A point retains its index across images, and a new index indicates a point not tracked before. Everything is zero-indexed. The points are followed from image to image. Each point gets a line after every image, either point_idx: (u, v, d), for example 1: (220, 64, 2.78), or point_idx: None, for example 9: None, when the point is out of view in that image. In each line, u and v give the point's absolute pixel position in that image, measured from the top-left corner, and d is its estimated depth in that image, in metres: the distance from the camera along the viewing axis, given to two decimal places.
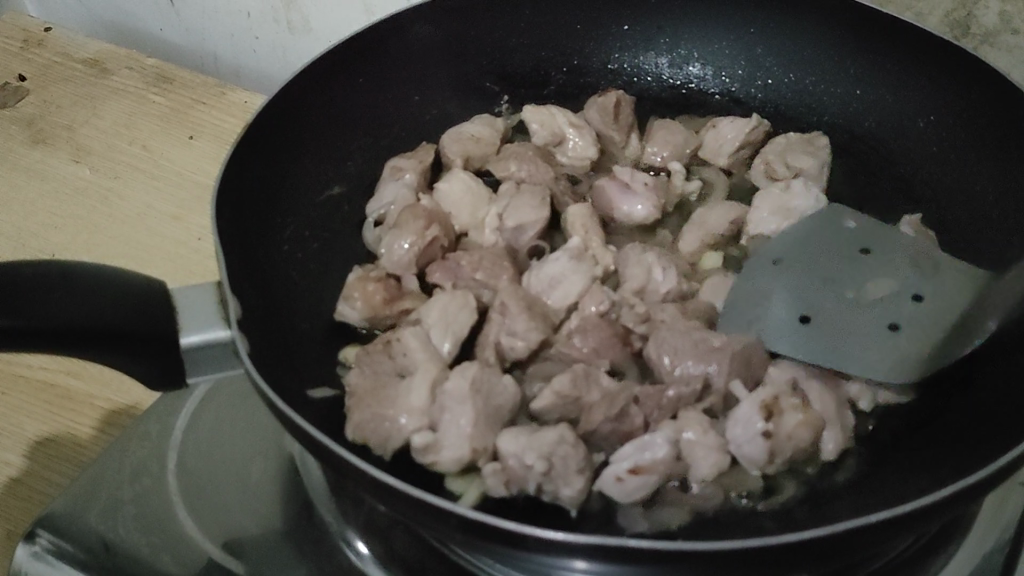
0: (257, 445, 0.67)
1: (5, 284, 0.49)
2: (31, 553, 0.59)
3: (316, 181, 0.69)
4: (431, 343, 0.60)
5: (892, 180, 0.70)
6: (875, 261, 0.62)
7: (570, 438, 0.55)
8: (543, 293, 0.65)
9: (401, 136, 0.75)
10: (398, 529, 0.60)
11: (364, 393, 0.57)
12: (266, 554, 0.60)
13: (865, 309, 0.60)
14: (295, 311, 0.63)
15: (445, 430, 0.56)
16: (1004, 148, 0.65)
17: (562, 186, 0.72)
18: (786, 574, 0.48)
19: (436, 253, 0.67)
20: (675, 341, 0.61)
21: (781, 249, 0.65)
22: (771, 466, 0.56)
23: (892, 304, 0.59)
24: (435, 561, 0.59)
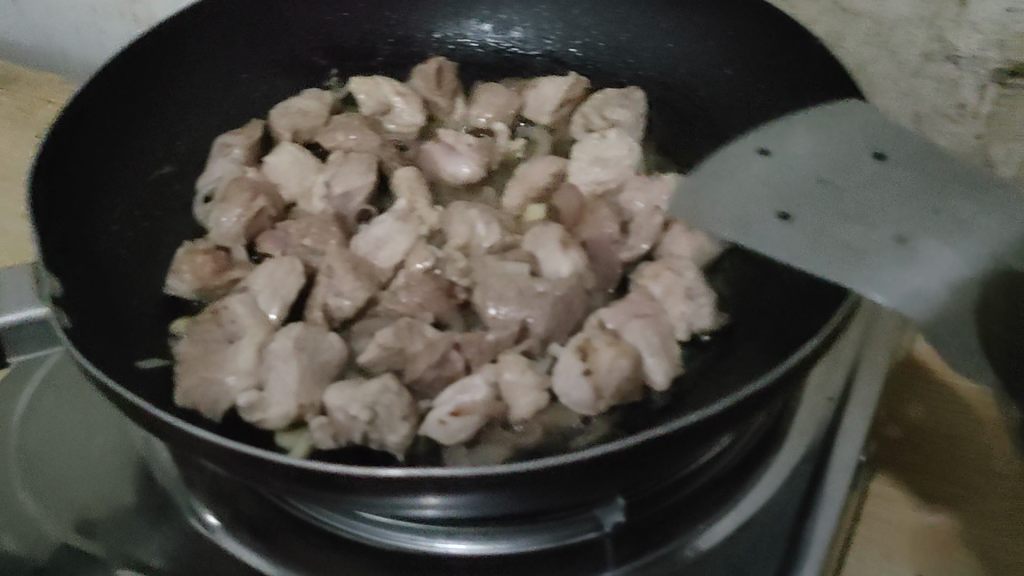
0: (100, 422, 0.68)
1: None
2: None
3: (144, 162, 0.70)
4: (259, 309, 0.62)
5: (702, 126, 0.75)
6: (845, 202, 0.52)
7: (394, 387, 0.58)
8: (369, 253, 0.67)
9: (231, 115, 0.76)
10: (245, 497, 0.63)
11: (192, 359, 0.59)
12: (113, 527, 0.61)
13: (842, 220, 0.51)
14: (125, 287, 0.64)
15: (272, 388, 0.58)
16: (796, 95, 0.69)
17: (390, 151, 0.74)
18: (595, 489, 0.51)
19: (265, 223, 0.69)
20: (499, 289, 0.62)
21: (880, 157, 0.54)
22: (602, 404, 0.58)
23: (878, 239, 0.49)
24: (279, 519, 0.62)
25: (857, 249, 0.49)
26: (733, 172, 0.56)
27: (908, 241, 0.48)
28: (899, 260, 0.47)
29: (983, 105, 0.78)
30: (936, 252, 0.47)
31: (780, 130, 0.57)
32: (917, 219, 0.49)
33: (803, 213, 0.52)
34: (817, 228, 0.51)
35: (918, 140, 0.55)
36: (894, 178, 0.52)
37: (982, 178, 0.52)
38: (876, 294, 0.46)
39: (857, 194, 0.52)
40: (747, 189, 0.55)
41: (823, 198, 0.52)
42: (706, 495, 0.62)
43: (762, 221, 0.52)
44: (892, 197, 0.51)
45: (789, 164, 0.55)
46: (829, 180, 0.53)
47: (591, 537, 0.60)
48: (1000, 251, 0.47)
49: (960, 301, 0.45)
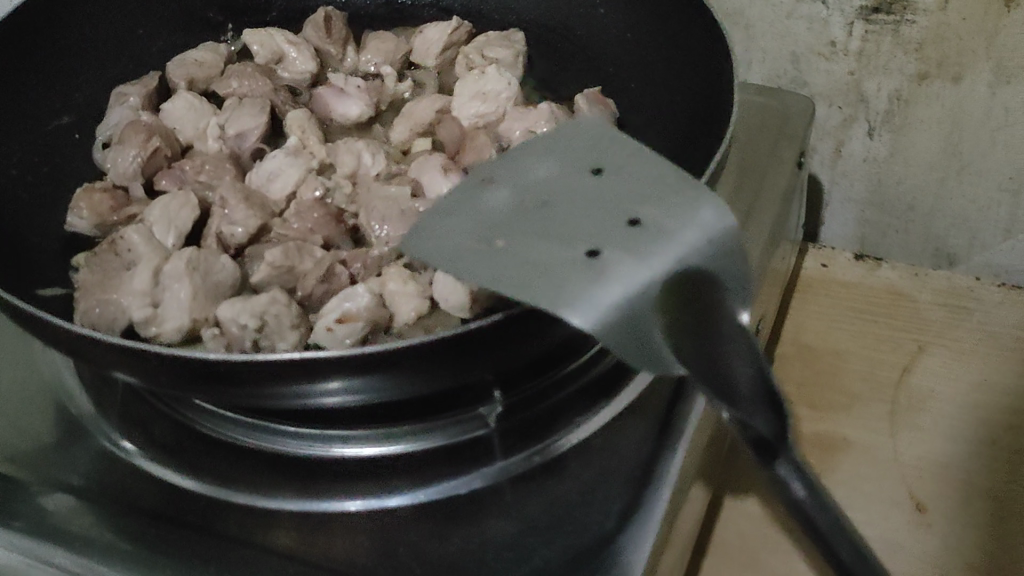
0: (11, 358, 0.71)
1: None
2: None
3: (44, 112, 0.73)
4: (155, 238, 0.65)
5: (580, 62, 0.79)
6: (535, 223, 0.47)
7: (282, 298, 0.61)
8: (262, 187, 0.70)
9: (130, 68, 0.80)
10: (158, 422, 0.67)
11: (90, 284, 0.62)
12: (24, 453, 0.65)
13: (532, 247, 0.45)
14: (26, 226, 0.67)
15: (167, 305, 0.61)
16: (663, 35, 0.74)
17: (282, 96, 0.78)
18: (467, 372, 0.57)
19: (161, 163, 0.72)
20: (383, 210, 0.66)
21: (542, 189, 0.49)
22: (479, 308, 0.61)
23: (530, 234, 0.46)
24: (190, 440, 0.66)
25: (547, 272, 0.44)
26: (465, 202, 0.49)
27: (598, 254, 0.44)
28: (587, 279, 0.43)
29: (851, 42, 0.90)
30: (623, 265, 0.43)
31: (503, 159, 0.51)
32: (606, 232, 0.45)
33: (483, 256, 0.46)
34: (523, 260, 0.45)
35: (627, 145, 0.49)
36: (581, 200, 0.47)
37: (678, 173, 0.47)
38: (575, 318, 0.42)
39: (574, 222, 0.46)
40: (466, 217, 0.48)
41: (538, 220, 0.47)
42: (581, 393, 0.68)
43: (467, 244, 0.47)
44: (587, 211, 0.47)
45: (517, 189, 0.49)
46: (544, 200, 0.48)
47: (479, 435, 0.65)
48: (648, 272, 0.43)
49: (644, 321, 0.42)
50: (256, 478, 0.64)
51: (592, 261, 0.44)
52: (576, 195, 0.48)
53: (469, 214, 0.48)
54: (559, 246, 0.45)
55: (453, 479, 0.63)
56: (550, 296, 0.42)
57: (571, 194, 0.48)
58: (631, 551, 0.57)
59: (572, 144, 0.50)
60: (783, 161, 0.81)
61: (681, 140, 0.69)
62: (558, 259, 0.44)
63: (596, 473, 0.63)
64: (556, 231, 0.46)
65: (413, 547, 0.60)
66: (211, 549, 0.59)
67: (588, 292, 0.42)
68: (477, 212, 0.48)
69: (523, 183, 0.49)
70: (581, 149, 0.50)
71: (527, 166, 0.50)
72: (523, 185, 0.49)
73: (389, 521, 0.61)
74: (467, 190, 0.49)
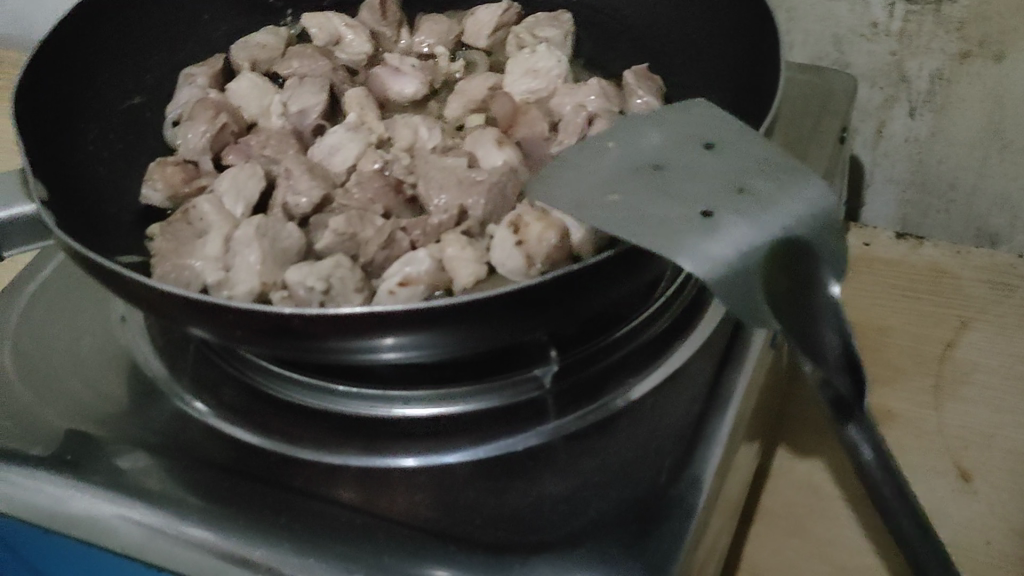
0: (86, 325, 0.75)
1: None
2: None
3: (116, 92, 0.76)
4: (225, 207, 0.69)
5: (627, 41, 0.82)
6: (652, 180, 0.51)
7: (346, 263, 0.64)
8: (325, 160, 0.74)
9: (195, 52, 0.84)
10: (227, 387, 0.70)
11: (166, 251, 0.65)
12: (102, 413, 0.68)
13: (647, 204, 0.49)
14: (102, 199, 0.70)
15: (237, 269, 0.64)
16: (706, 6, 0.75)
17: (341, 76, 0.81)
18: (522, 323, 0.59)
19: (228, 139, 0.76)
20: (441, 179, 0.69)
21: (657, 155, 0.53)
22: (535, 272, 0.64)
23: (645, 192, 0.50)
24: (258, 404, 0.69)
25: (661, 225, 0.48)
26: (588, 158, 0.54)
27: (711, 213, 0.47)
28: (700, 234, 0.47)
29: (893, 22, 0.92)
30: (736, 223, 0.47)
31: (627, 124, 0.55)
32: (716, 193, 0.49)
33: (602, 211, 0.50)
34: (638, 211, 0.49)
35: (740, 125, 0.53)
36: (697, 166, 0.51)
37: (782, 154, 0.50)
38: (686, 264, 0.46)
39: (688, 183, 0.50)
40: (588, 172, 0.53)
41: (654, 179, 0.51)
42: (631, 358, 0.70)
43: (587, 200, 0.51)
44: (699, 176, 0.50)
45: (636, 153, 0.53)
46: (662, 165, 0.52)
47: (534, 396, 0.68)
48: (762, 229, 0.46)
49: (747, 273, 0.46)
50: (319, 437, 0.66)
51: (706, 217, 0.47)
52: (689, 162, 0.52)
53: (589, 178, 0.53)
54: (670, 205, 0.49)
55: (510, 437, 0.66)
56: (667, 243, 0.46)
57: (685, 161, 0.52)
58: (684, 502, 0.59)
59: (688, 120, 0.55)
60: (826, 136, 0.83)
61: (727, 110, 0.71)
62: (673, 216, 0.48)
63: (648, 431, 0.65)
64: (669, 188, 0.50)
65: (472, 501, 0.62)
66: (281, 500, 0.61)
67: (703, 246, 0.46)
68: (598, 174, 0.53)
69: (640, 150, 0.53)
70: (694, 125, 0.54)
71: (646, 132, 0.54)
72: (637, 152, 0.53)
73: (448, 478, 0.64)
74: (592, 154, 0.54)
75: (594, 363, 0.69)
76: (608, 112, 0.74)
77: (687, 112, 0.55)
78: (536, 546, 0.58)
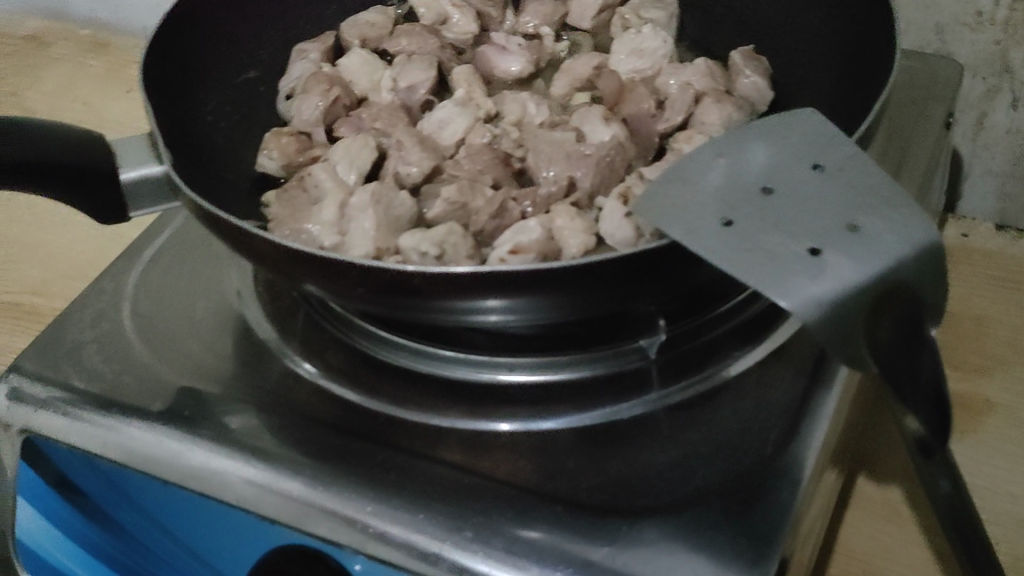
0: (201, 293, 0.77)
1: None
2: (13, 396, 0.69)
3: (234, 66, 0.79)
4: (339, 175, 0.70)
5: (733, 23, 0.82)
6: (760, 204, 0.49)
7: (458, 231, 0.65)
8: (434, 133, 0.75)
9: (307, 30, 0.86)
10: (335, 351, 0.72)
11: (283, 216, 0.67)
12: (217, 374, 0.70)
13: (757, 230, 0.48)
14: (220, 166, 0.72)
15: (353, 234, 0.66)
16: None
17: (448, 54, 0.82)
18: (633, 291, 0.60)
19: (340, 112, 0.77)
20: (550, 152, 0.70)
21: (765, 174, 0.51)
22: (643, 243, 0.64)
23: (752, 217, 0.48)
24: (365, 368, 0.70)
25: (772, 260, 0.46)
26: (694, 173, 0.51)
27: (822, 253, 0.46)
28: (811, 275, 0.46)
29: (999, 13, 0.89)
30: (845, 266, 0.46)
31: (734, 135, 0.53)
32: (827, 229, 0.47)
33: (709, 234, 0.48)
34: (747, 239, 0.47)
35: (851, 147, 0.52)
36: (808, 193, 0.50)
37: (893, 188, 0.49)
38: (788, 306, 0.45)
39: (797, 212, 0.49)
40: (693, 188, 0.51)
41: (765, 204, 0.49)
42: (734, 335, 0.70)
43: (691, 218, 0.49)
44: (810, 205, 0.49)
45: (744, 169, 0.51)
46: (771, 187, 0.50)
47: (637, 367, 0.68)
48: (872, 275, 0.46)
49: (847, 322, 0.45)
50: (425, 400, 0.68)
51: (817, 258, 0.46)
52: (797, 187, 0.50)
53: (694, 191, 0.51)
54: (780, 236, 0.47)
55: (613, 406, 0.66)
56: (775, 285, 0.45)
57: (794, 184, 0.50)
58: (790, 473, 0.60)
59: (794, 133, 0.53)
60: (932, 122, 0.83)
61: (838, 91, 0.71)
62: (783, 250, 0.47)
63: (751, 405, 0.65)
64: (777, 216, 0.48)
65: (575, 467, 0.63)
66: (389, 459, 0.63)
67: (812, 288, 0.45)
68: (704, 187, 0.50)
69: (743, 165, 0.51)
70: (802, 141, 0.52)
71: (755, 145, 0.52)
72: (742, 169, 0.51)
73: (552, 444, 0.64)
74: (697, 165, 0.52)
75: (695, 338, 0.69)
76: (716, 91, 0.74)
77: (795, 127, 0.53)
78: (641, 511, 0.59)
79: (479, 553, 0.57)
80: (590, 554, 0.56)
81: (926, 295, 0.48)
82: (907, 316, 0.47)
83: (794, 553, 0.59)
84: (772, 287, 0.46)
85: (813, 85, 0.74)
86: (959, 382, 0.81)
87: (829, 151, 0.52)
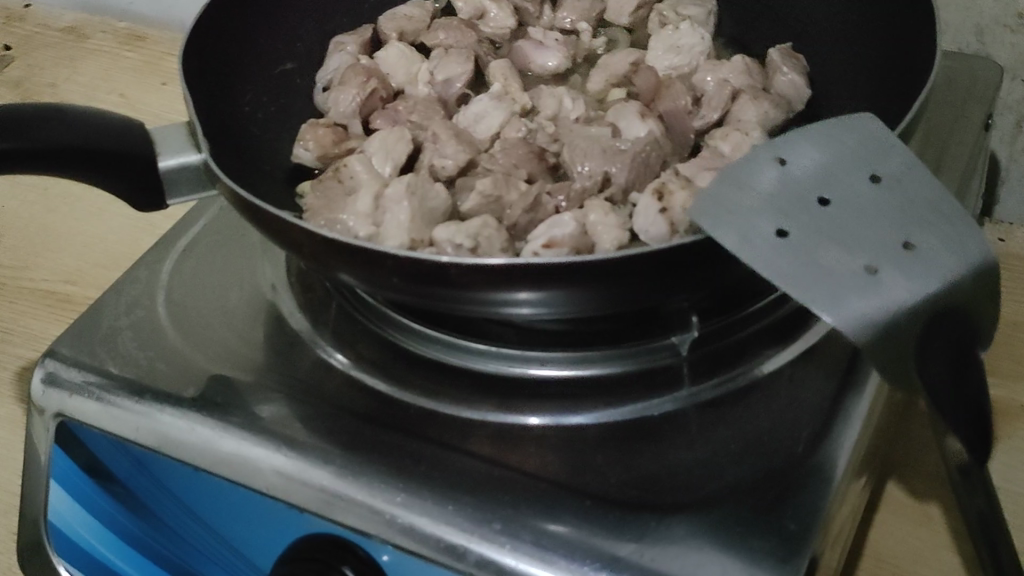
0: (235, 282, 0.78)
1: (17, 115, 0.61)
2: (49, 381, 0.70)
3: (271, 57, 0.79)
4: (374, 167, 0.71)
5: (771, 22, 0.82)
6: (816, 217, 0.50)
7: (493, 224, 0.65)
8: (469, 127, 0.75)
9: (344, 23, 0.86)
10: (366, 342, 0.72)
11: (319, 207, 0.67)
12: (250, 362, 0.71)
13: (813, 245, 0.49)
14: (257, 156, 0.73)
15: (387, 225, 0.66)
16: None
17: (485, 48, 0.82)
18: (671, 287, 0.60)
19: (376, 104, 0.78)
20: (585, 147, 0.70)
21: (819, 181, 0.51)
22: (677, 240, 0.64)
23: (808, 230, 0.49)
24: (396, 360, 0.70)
25: (828, 278, 0.48)
26: (750, 177, 0.52)
27: (878, 273, 0.47)
28: (868, 297, 0.47)
29: None
30: (900, 288, 0.47)
31: (789, 136, 0.53)
32: (882, 246, 0.48)
33: (765, 248, 0.49)
34: (802, 255, 0.48)
35: (907, 154, 0.52)
36: (862, 204, 0.50)
37: (948, 201, 0.50)
38: (843, 327, 0.47)
39: (853, 225, 0.49)
40: (748, 194, 0.51)
41: (821, 216, 0.50)
42: (768, 333, 0.70)
43: (747, 230, 0.50)
44: (865, 217, 0.49)
45: (798, 175, 0.52)
46: (826, 195, 0.51)
47: (670, 364, 0.68)
48: (929, 296, 0.47)
49: (898, 341, 0.47)
50: (458, 393, 0.68)
51: (873, 278, 0.47)
52: (852, 196, 0.51)
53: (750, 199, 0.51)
54: (837, 252, 0.48)
55: (644, 402, 0.66)
56: (833, 306, 0.47)
57: (849, 193, 0.51)
58: (821, 473, 0.59)
59: (851, 136, 0.53)
60: (970, 124, 0.82)
61: (877, 90, 0.70)
62: (838, 268, 0.48)
63: (784, 404, 0.65)
64: (833, 229, 0.49)
65: (606, 463, 0.62)
66: (419, 451, 0.63)
67: (868, 310, 0.46)
68: (759, 194, 0.51)
69: (799, 172, 0.52)
70: (858, 145, 0.53)
71: (810, 149, 0.53)
72: (799, 175, 0.52)
73: (581, 439, 0.64)
74: (751, 169, 0.52)
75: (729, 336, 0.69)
76: (753, 89, 0.74)
77: (851, 129, 0.53)
78: (670, 507, 0.59)
79: (507, 547, 0.57)
80: (619, 550, 0.56)
81: (982, 318, 0.49)
82: (963, 335, 0.48)
83: (825, 554, 0.59)
84: (829, 307, 0.47)
85: (851, 85, 0.74)
86: (995, 387, 0.80)
87: (884, 157, 0.52)
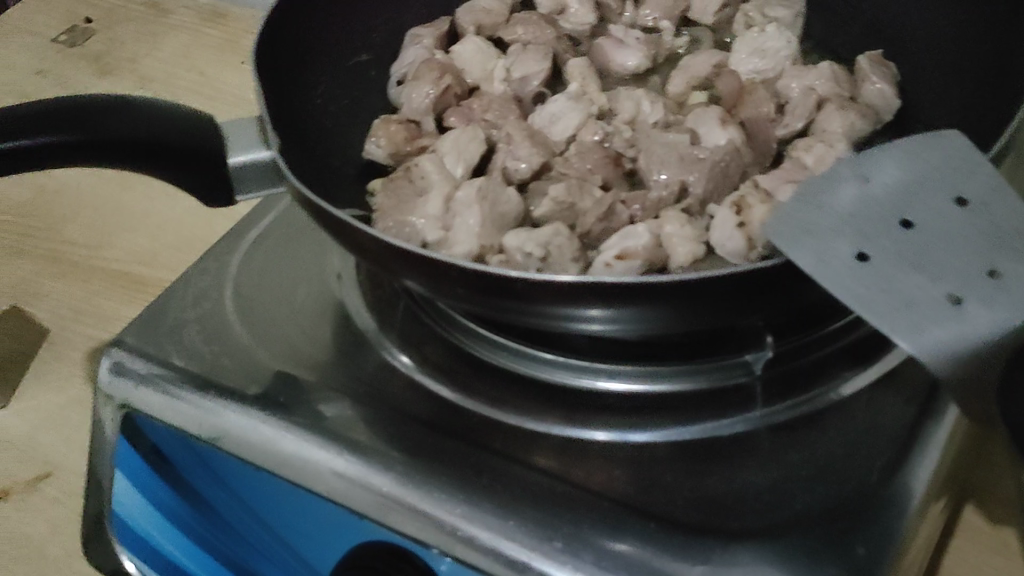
0: (303, 276, 0.77)
1: (81, 112, 0.62)
2: (115, 371, 0.70)
3: (347, 48, 0.78)
4: (445, 167, 0.69)
5: (862, 27, 0.79)
6: (898, 241, 0.48)
7: (565, 232, 0.64)
8: (545, 128, 0.73)
9: (422, 14, 0.85)
10: (431, 344, 0.71)
11: (389, 206, 0.66)
12: (314, 360, 0.70)
13: (894, 270, 0.47)
14: (327, 151, 0.72)
15: (456, 229, 0.65)
16: None
17: (563, 45, 0.81)
18: (748, 306, 0.58)
19: (451, 101, 0.76)
20: (663, 155, 0.68)
21: (900, 201, 0.49)
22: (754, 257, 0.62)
23: (888, 253, 0.47)
24: (461, 364, 0.70)
25: (909, 305, 0.46)
26: (827, 196, 0.49)
27: (962, 303, 0.46)
28: (949, 327, 0.45)
29: None
30: (983, 318, 0.45)
31: (868, 151, 0.51)
32: (966, 273, 0.47)
33: (844, 271, 0.46)
34: (882, 281, 0.46)
35: (995, 175, 0.50)
36: (946, 229, 0.48)
37: None
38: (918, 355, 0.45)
39: (936, 250, 0.47)
40: (825, 213, 0.49)
41: (903, 240, 0.48)
42: (847, 355, 0.67)
43: (825, 250, 0.47)
44: (949, 243, 0.48)
45: (877, 195, 0.49)
46: (908, 218, 0.48)
47: (741, 382, 0.66)
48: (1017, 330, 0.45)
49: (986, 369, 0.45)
50: (523, 402, 0.67)
51: (957, 308, 0.46)
52: (934, 220, 0.48)
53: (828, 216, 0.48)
54: (918, 278, 0.46)
55: (713, 422, 0.64)
56: (912, 334, 0.45)
57: (932, 215, 0.49)
58: (896, 505, 0.57)
59: (934, 153, 0.51)
60: None
61: (972, 104, 0.67)
62: (921, 295, 0.46)
63: (861, 429, 0.62)
64: (915, 254, 0.47)
65: (670, 482, 0.61)
66: (483, 461, 0.62)
67: (950, 341, 0.45)
68: (837, 213, 0.49)
69: (879, 191, 0.49)
70: (942, 164, 0.50)
71: (891, 167, 0.50)
72: (879, 195, 0.49)
73: (650, 457, 0.63)
74: (830, 187, 0.49)
75: (806, 356, 0.67)
76: (839, 97, 0.71)
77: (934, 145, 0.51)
78: (736, 533, 0.57)
79: (569, 565, 0.56)
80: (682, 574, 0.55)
81: None
82: None
83: None
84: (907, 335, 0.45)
85: (945, 96, 0.70)
86: None
87: (969, 178, 0.50)
